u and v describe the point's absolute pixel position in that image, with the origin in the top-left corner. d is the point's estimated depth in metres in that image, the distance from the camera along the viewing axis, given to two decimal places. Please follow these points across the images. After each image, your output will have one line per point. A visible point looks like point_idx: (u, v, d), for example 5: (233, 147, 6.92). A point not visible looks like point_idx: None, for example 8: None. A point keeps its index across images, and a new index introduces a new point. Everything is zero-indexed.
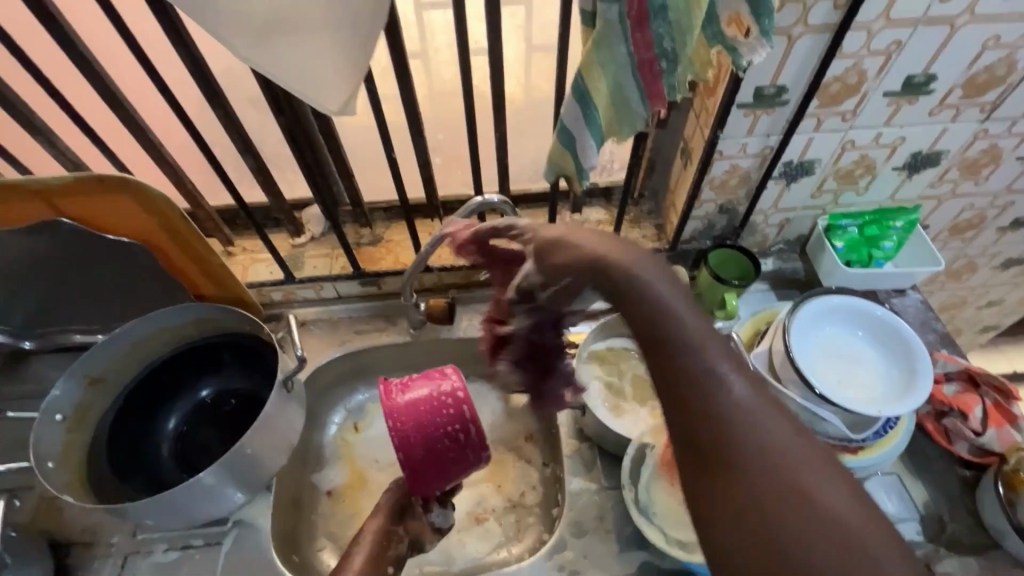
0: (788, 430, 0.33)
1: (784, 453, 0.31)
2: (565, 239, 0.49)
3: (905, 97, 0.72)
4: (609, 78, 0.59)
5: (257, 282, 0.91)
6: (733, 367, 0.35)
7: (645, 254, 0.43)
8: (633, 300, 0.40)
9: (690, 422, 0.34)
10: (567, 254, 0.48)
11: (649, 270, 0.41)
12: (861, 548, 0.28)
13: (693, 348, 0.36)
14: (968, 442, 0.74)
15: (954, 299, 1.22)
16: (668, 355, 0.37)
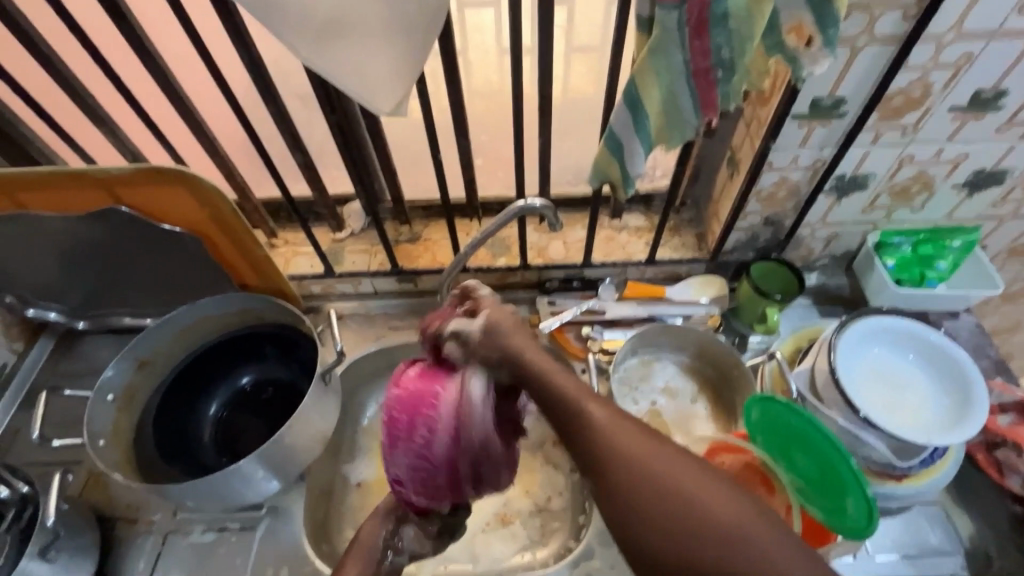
0: (663, 456, 0.39)
1: (670, 478, 0.37)
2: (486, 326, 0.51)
3: (972, 113, 0.69)
4: (663, 86, 0.58)
5: (298, 274, 0.93)
6: (603, 411, 0.43)
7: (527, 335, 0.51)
8: (560, 378, 0.46)
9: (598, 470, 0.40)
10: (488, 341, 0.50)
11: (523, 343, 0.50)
12: (735, 538, 0.35)
13: (575, 408, 0.44)
14: (1021, 476, 0.69)
15: (1008, 323, 1.17)
16: (565, 423, 0.44)
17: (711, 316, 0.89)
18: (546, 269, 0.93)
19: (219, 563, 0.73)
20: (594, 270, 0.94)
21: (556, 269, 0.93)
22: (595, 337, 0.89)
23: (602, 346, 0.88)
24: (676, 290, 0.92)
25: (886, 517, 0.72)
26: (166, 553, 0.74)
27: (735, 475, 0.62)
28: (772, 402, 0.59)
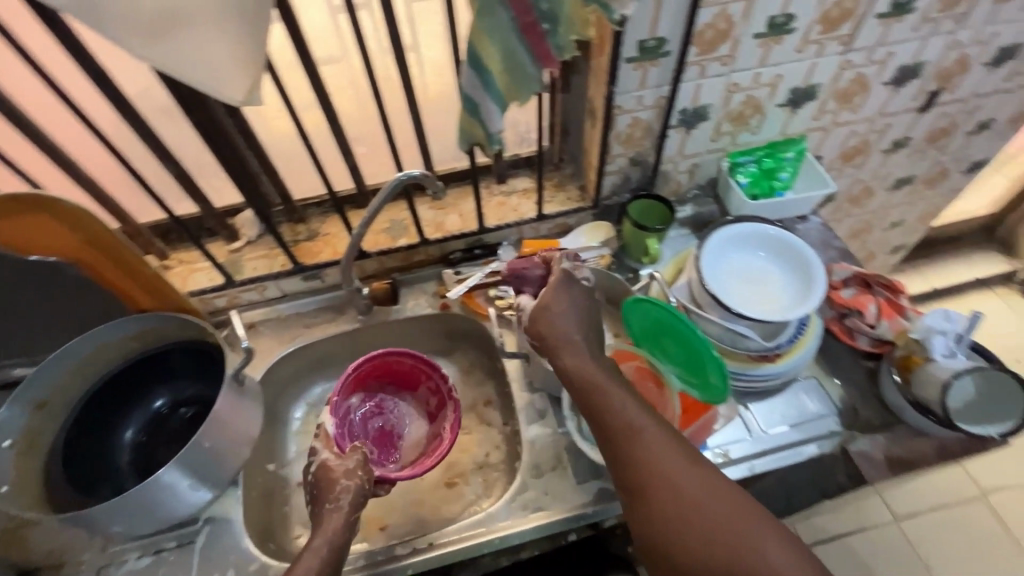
0: (686, 467, 0.58)
1: (687, 492, 0.56)
2: (551, 318, 0.68)
3: (772, 38, 0.80)
4: (498, 44, 0.64)
5: (198, 290, 0.92)
6: (645, 423, 0.60)
7: (564, 303, 0.70)
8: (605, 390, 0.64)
9: (634, 478, 0.59)
10: (549, 325, 0.68)
11: (572, 353, 0.67)
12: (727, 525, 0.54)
13: (620, 423, 0.61)
14: (867, 336, 0.82)
15: (861, 224, 1.34)
16: (615, 441, 0.61)
17: (603, 257, 0.97)
18: (446, 243, 0.98)
19: None
20: (492, 234, 0.99)
21: (456, 240, 0.98)
22: (502, 295, 0.94)
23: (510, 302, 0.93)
24: (568, 241, 0.99)
25: (772, 397, 0.82)
26: None
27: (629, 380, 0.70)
28: (642, 302, 0.67)
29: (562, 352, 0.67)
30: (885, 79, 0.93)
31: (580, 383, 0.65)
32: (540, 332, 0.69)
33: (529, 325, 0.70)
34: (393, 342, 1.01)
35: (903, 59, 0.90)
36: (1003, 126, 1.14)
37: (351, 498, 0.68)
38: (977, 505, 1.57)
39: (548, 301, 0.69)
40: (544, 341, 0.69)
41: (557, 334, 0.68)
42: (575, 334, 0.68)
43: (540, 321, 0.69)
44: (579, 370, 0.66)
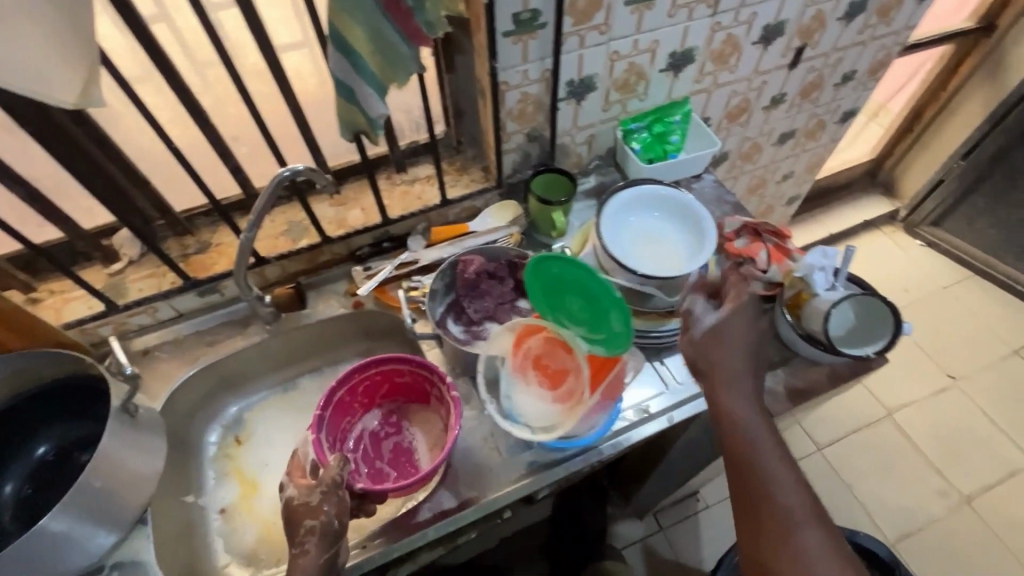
0: (805, 508, 0.62)
1: (791, 546, 0.60)
2: (726, 332, 0.67)
3: (643, 4, 0.82)
4: (362, 24, 0.61)
5: (75, 321, 0.83)
6: (773, 449, 0.64)
7: (742, 316, 0.67)
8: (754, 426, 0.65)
9: (754, 509, 0.63)
10: (732, 340, 0.67)
11: (734, 393, 0.66)
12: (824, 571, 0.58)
13: (755, 451, 0.64)
14: (761, 281, 0.86)
15: (756, 179, 1.43)
16: (748, 466, 0.64)
17: (512, 235, 0.96)
18: (351, 239, 0.94)
19: None
20: (398, 226, 0.97)
21: (361, 235, 0.94)
22: (416, 285, 0.92)
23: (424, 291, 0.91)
24: (477, 224, 0.99)
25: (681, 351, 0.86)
26: None
27: (541, 352, 0.74)
28: (543, 261, 0.69)
29: (713, 361, 0.67)
30: (754, 39, 0.98)
31: (719, 415, 0.66)
32: (698, 369, 0.68)
33: (695, 343, 0.68)
34: (308, 348, 0.96)
35: (767, 18, 0.96)
36: (865, 76, 1.24)
37: (317, 540, 0.66)
38: (885, 424, 1.73)
39: (726, 323, 0.67)
40: (706, 366, 0.67)
41: (719, 360, 0.67)
42: (733, 362, 0.67)
43: (728, 429, 0.66)
44: (721, 401, 0.66)
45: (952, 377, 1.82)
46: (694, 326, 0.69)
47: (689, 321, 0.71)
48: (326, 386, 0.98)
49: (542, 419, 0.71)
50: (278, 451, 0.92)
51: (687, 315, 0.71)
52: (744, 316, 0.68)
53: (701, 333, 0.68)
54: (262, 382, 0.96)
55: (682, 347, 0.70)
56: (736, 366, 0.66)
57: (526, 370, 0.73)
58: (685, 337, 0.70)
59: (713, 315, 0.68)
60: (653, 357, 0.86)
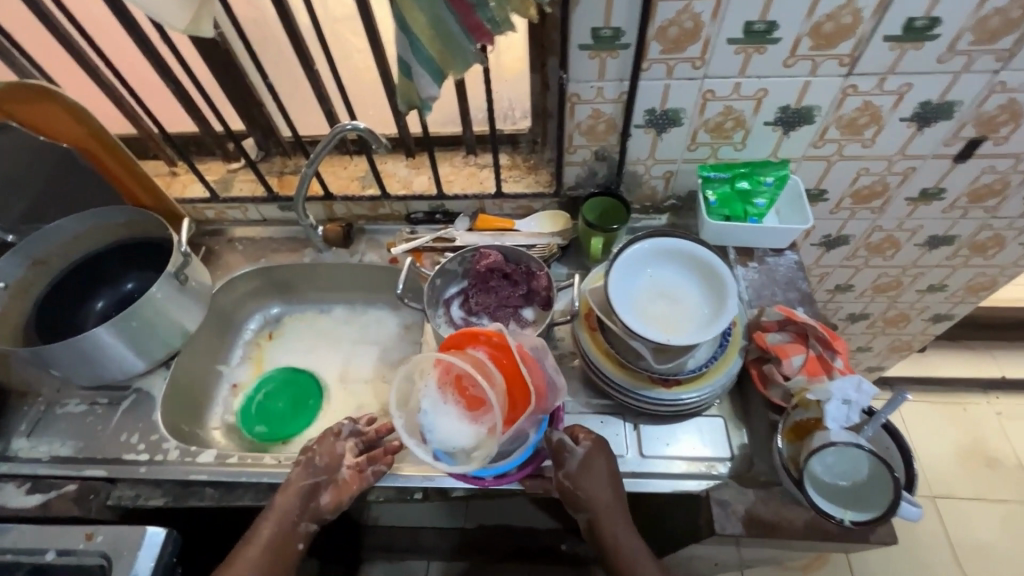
0: None
1: None
2: (586, 473, 0.72)
3: (751, 46, 0.73)
4: (425, 9, 0.65)
5: (190, 200, 1.05)
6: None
7: (619, 508, 0.73)
8: (629, 560, 0.72)
9: None
10: (590, 487, 0.72)
11: (612, 508, 0.72)
12: None
13: None
14: (780, 388, 0.74)
15: (887, 279, 1.19)
16: None
17: (548, 246, 0.96)
18: (408, 201, 1.02)
19: (86, 428, 0.85)
20: (453, 202, 1.02)
21: (417, 200, 1.02)
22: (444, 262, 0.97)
23: None
24: (524, 224, 1.00)
25: (666, 425, 0.81)
26: (44, 419, 0.86)
27: (461, 372, 0.74)
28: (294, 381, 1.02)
29: (600, 533, 0.73)
30: (904, 115, 0.81)
31: (590, 503, 0.72)
32: (576, 501, 0.73)
33: (569, 467, 0.73)
34: (346, 283, 1.08)
35: (927, 94, 0.78)
36: None
37: (304, 469, 0.74)
38: None
39: (584, 470, 0.73)
40: (570, 484, 0.73)
41: (582, 486, 0.72)
42: (620, 520, 0.72)
43: (608, 539, 0.72)
44: (605, 518, 0.72)
45: None
46: (566, 463, 0.73)
47: (559, 455, 0.74)
48: (351, 319, 1.10)
49: (461, 440, 0.71)
50: (293, 356, 1.06)
51: (556, 446, 0.74)
52: (604, 453, 0.75)
53: (574, 470, 0.73)
54: (305, 296, 1.11)
55: (559, 484, 0.74)
56: (607, 497, 0.73)
57: (445, 387, 0.73)
58: (559, 472, 0.74)
59: (582, 449, 0.73)
60: (629, 418, 0.82)
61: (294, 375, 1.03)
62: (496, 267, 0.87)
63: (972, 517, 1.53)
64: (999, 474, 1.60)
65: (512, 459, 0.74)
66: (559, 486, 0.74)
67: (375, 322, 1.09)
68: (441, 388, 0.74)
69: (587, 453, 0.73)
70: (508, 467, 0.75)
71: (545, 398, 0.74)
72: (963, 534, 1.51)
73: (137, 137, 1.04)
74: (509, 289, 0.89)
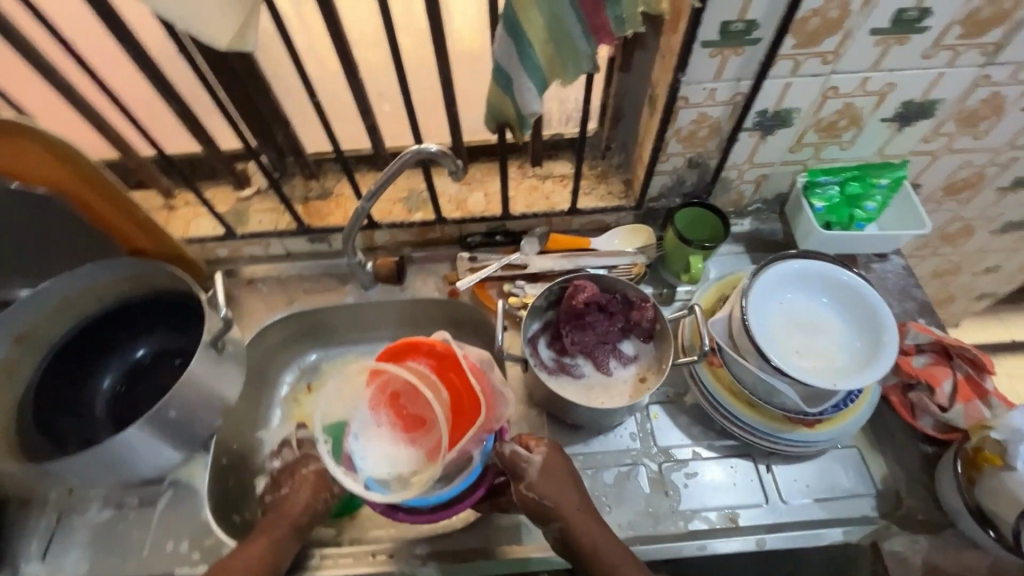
0: None
1: None
2: (548, 478, 0.67)
3: (894, 36, 0.64)
4: (544, 6, 0.52)
5: (198, 237, 0.87)
6: None
7: (590, 514, 0.67)
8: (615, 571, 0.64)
9: None
10: (554, 494, 0.66)
11: (581, 514, 0.66)
12: None
13: None
14: (932, 417, 0.69)
15: (947, 264, 1.16)
16: None
17: (634, 265, 0.86)
18: (465, 224, 0.89)
19: (118, 538, 0.70)
20: (516, 222, 0.89)
21: (476, 222, 0.88)
22: (516, 293, 0.85)
23: (524, 302, 0.84)
24: (601, 241, 0.89)
25: (802, 464, 0.73)
26: (61, 533, 0.70)
27: (400, 389, 0.72)
28: None
29: (579, 548, 0.66)
30: None
31: (557, 512, 0.66)
32: (543, 513, 0.67)
33: (531, 476, 0.67)
34: (394, 320, 0.94)
35: None
36: None
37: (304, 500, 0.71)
38: None
39: (543, 476, 0.67)
40: (536, 496, 0.67)
41: (547, 495, 0.66)
42: (593, 526, 0.66)
43: (586, 547, 0.65)
44: (577, 525, 0.66)
45: None
46: (524, 472, 0.67)
47: (515, 466, 0.67)
48: None
49: (396, 462, 0.68)
50: None
51: (510, 458, 0.69)
52: (560, 457, 0.70)
53: (535, 478, 0.67)
54: (345, 338, 0.96)
55: (523, 498, 0.67)
56: (573, 502, 0.67)
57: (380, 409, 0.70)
58: (520, 485, 0.68)
59: (537, 455, 0.67)
60: (761, 459, 0.73)
61: None
62: (596, 300, 0.76)
63: None
64: None
65: (459, 483, 0.69)
66: (523, 500, 0.68)
67: None
68: (376, 410, 0.71)
69: (545, 457, 0.68)
70: (451, 495, 0.69)
71: (488, 416, 0.68)
72: None
73: (121, 164, 0.84)
74: (611, 322, 0.78)
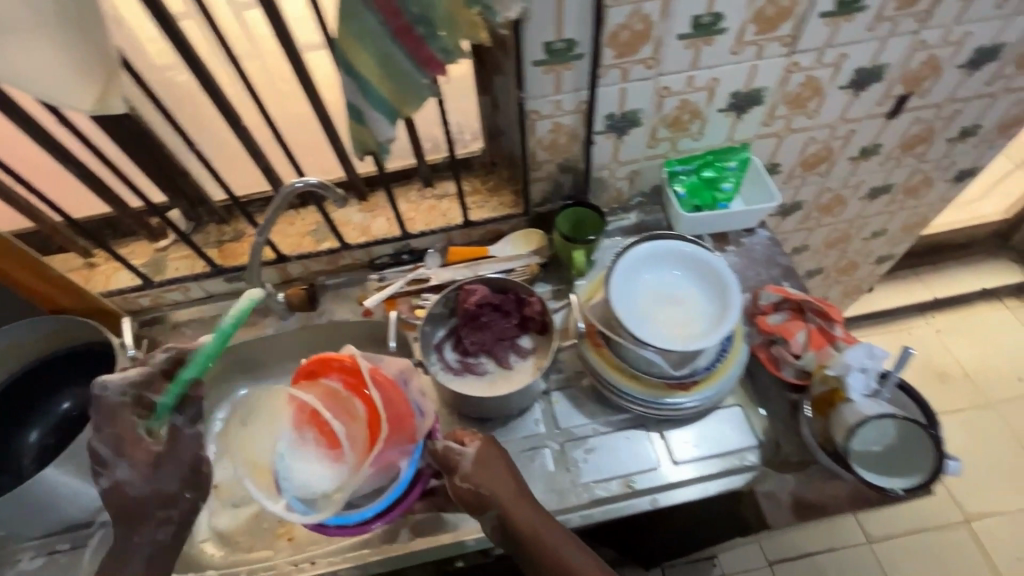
0: None
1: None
2: (482, 467, 0.68)
3: (700, 39, 0.73)
4: (371, 48, 0.59)
5: (119, 289, 0.91)
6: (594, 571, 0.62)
7: (528, 499, 0.66)
8: (558, 552, 0.63)
9: None
10: (488, 482, 0.67)
11: (519, 501, 0.66)
12: None
13: None
14: (792, 366, 0.75)
15: (837, 233, 1.26)
16: None
17: (529, 266, 0.93)
18: (371, 247, 0.95)
19: None
20: (419, 240, 0.96)
21: (381, 245, 0.95)
22: (424, 304, 0.92)
23: None
24: (498, 248, 0.96)
25: (690, 425, 0.79)
26: None
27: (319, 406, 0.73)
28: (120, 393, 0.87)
29: (518, 535, 0.64)
30: (842, 83, 0.85)
31: (492, 499, 0.66)
32: (481, 503, 0.66)
33: (466, 467, 0.68)
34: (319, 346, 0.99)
35: (860, 61, 0.82)
36: (990, 133, 1.04)
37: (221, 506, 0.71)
38: (959, 531, 1.53)
39: (477, 467, 0.68)
40: (471, 486, 0.67)
41: (482, 485, 0.66)
42: (531, 512, 0.65)
43: (525, 535, 0.64)
44: (514, 511, 0.65)
45: None
46: (458, 463, 0.68)
47: (448, 459, 0.69)
48: None
49: (319, 480, 0.68)
50: None
51: (443, 453, 0.70)
52: (497, 449, 0.71)
53: (468, 468, 0.68)
54: (274, 369, 1.00)
55: (460, 491, 0.67)
56: (511, 491, 0.67)
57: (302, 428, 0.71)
58: (456, 478, 0.68)
59: (470, 447, 0.69)
60: (654, 427, 0.79)
61: None
62: (488, 301, 0.83)
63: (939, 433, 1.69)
64: (950, 387, 1.77)
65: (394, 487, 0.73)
66: (461, 493, 0.67)
67: None
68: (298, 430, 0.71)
69: (478, 448, 0.70)
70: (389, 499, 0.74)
71: (404, 420, 0.73)
72: None
73: (34, 230, 0.90)
74: (506, 319, 0.84)
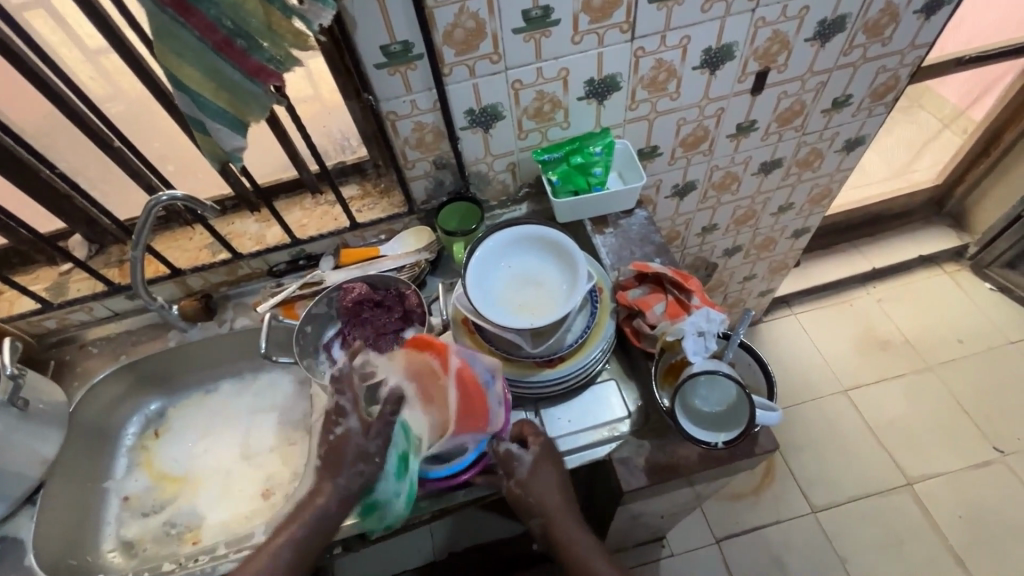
0: None
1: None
2: (538, 477, 0.73)
3: (536, 31, 0.77)
4: (195, 64, 0.62)
5: (20, 314, 0.95)
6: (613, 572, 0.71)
7: (570, 511, 0.74)
8: (589, 557, 0.72)
9: None
10: (538, 493, 0.72)
11: (563, 511, 0.73)
12: None
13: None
14: (651, 338, 0.78)
15: (742, 211, 1.29)
16: None
17: (416, 263, 0.95)
18: (266, 255, 0.98)
19: None
20: (313, 245, 0.99)
21: (275, 252, 0.98)
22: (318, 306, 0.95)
23: None
24: (389, 247, 0.99)
25: (567, 400, 0.81)
26: None
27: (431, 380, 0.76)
28: None
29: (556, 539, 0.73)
30: (694, 64, 0.88)
31: (539, 507, 0.72)
32: (528, 506, 0.73)
33: (523, 477, 0.72)
34: (227, 355, 1.02)
35: (705, 42, 0.85)
36: (865, 101, 1.08)
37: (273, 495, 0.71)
38: (901, 494, 1.56)
39: (533, 478, 0.72)
40: (521, 494, 0.72)
41: (531, 493, 0.72)
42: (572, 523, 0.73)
43: (563, 541, 0.73)
44: (555, 520, 0.73)
45: (1000, 452, 1.61)
46: (515, 471, 0.72)
47: (507, 463, 0.73)
48: (242, 391, 1.03)
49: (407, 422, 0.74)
50: (187, 447, 0.98)
51: (504, 455, 0.73)
52: (553, 457, 0.75)
53: (524, 476, 0.72)
54: (187, 380, 1.04)
55: (510, 492, 0.73)
56: (556, 501, 0.73)
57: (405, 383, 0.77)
58: (511, 479, 0.73)
59: (530, 455, 0.73)
60: (530, 407, 0.81)
61: (192, 465, 0.96)
62: (368, 300, 0.86)
63: (881, 400, 1.72)
64: (891, 354, 1.80)
65: (459, 460, 0.73)
66: (512, 494, 0.73)
67: (268, 385, 1.03)
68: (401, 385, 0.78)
69: (538, 459, 0.73)
70: (459, 466, 0.73)
71: (476, 411, 0.73)
72: (877, 417, 1.69)
73: None
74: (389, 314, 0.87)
